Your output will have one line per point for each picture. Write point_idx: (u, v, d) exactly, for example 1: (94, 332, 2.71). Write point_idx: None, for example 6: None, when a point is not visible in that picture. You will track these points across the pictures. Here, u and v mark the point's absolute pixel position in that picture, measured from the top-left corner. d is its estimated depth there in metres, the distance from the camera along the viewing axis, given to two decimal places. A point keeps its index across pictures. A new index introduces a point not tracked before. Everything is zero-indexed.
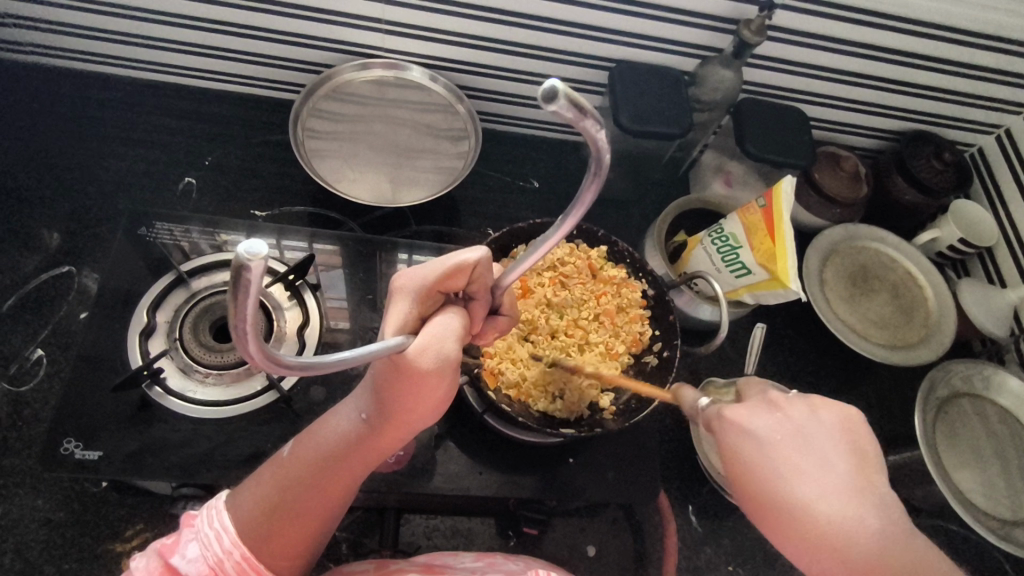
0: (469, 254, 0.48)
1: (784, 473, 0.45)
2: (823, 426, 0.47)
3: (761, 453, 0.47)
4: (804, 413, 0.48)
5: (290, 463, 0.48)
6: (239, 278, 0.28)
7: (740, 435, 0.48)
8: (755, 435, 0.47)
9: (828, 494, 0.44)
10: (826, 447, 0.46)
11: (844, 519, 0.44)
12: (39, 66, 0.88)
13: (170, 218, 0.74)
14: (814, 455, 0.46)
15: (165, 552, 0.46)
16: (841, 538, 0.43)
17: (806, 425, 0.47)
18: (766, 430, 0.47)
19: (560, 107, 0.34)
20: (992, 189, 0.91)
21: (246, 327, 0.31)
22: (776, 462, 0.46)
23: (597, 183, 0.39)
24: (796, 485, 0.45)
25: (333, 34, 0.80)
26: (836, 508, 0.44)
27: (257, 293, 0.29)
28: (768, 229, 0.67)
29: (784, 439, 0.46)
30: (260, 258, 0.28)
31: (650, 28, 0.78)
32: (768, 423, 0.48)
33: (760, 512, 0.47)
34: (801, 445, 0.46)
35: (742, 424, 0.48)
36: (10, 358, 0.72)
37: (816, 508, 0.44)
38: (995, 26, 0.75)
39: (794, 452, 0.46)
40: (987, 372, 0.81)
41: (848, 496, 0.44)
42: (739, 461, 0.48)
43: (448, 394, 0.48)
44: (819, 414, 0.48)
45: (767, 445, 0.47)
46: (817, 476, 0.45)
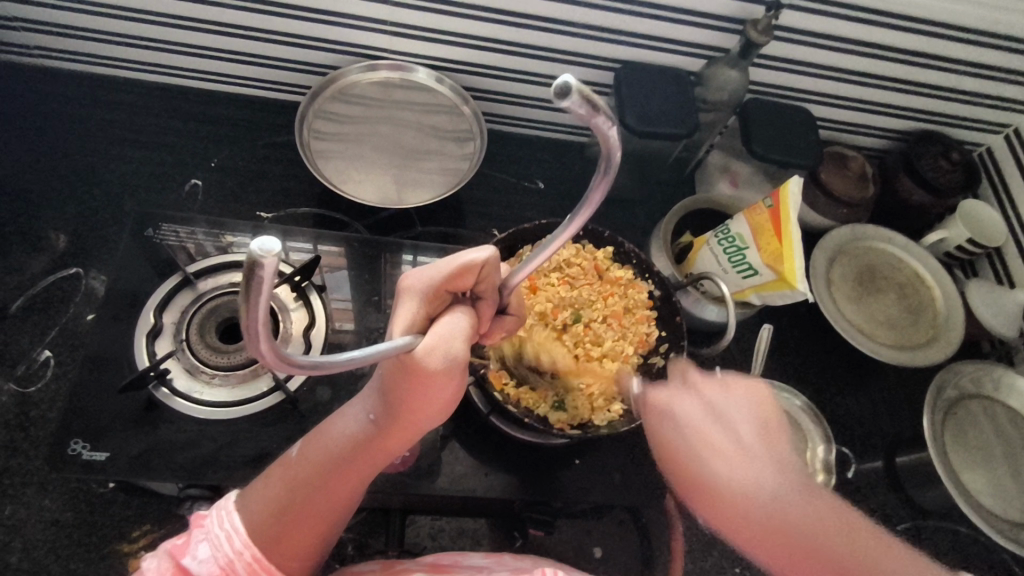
0: (477, 254, 0.48)
1: (703, 446, 0.48)
2: (729, 396, 0.50)
3: (686, 430, 0.49)
4: (719, 392, 0.50)
5: (298, 464, 0.48)
6: (251, 276, 0.28)
7: (665, 415, 0.51)
8: (676, 412, 0.50)
9: (743, 462, 0.46)
10: (738, 420, 0.49)
11: (759, 485, 0.45)
12: (47, 69, 0.88)
13: (176, 219, 0.74)
14: (727, 427, 0.48)
15: (177, 553, 0.46)
16: (759, 503, 0.44)
17: (720, 404, 0.50)
18: (687, 409, 0.50)
19: (573, 103, 0.34)
20: (1000, 189, 0.91)
21: (257, 326, 0.31)
22: (696, 437, 0.48)
23: (607, 182, 0.39)
24: (713, 456, 0.47)
25: (339, 37, 0.81)
26: (751, 476, 0.46)
27: (269, 294, 0.29)
28: (775, 229, 0.66)
29: (701, 413, 0.49)
30: (273, 256, 0.28)
31: (655, 28, 0.78)
32: (690, 404, 0.50)
33: (687, 487, 0.48)
34: (716, 419, 0.49)
35: (668, 406, 0.51)
36: (18, 358, 0.72)
37: (733, 474, 0.46)
38: (1002, 25, 0.74)
39: (710, 426, 0.49)
40: (996, 373, 0.80)
41: (760, 465, 0.46)
42: (666, 441, 0.50)
43: (457, 393, 0.48)
44: (732, 389, 0.51)
45: (686, 418, 0.50)
46: (732, 447, 0.47)
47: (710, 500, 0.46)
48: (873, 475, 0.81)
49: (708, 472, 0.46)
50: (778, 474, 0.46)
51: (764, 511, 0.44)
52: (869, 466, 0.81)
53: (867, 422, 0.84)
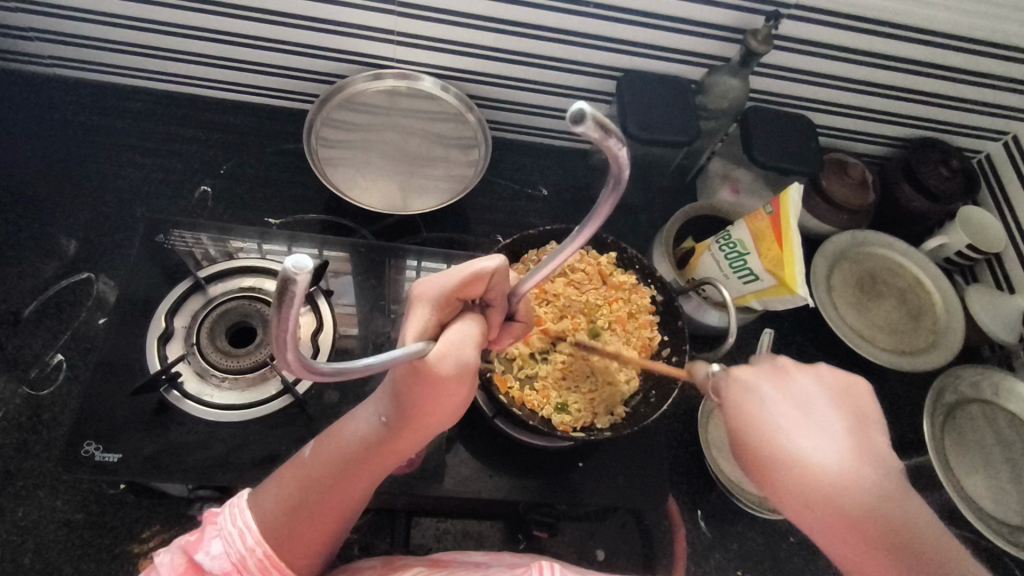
0: (488, 262, 0.49)
1: (790, 427, 0.45)
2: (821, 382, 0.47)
3: (771, 411, 0.46)
4: (810, 378, 0.47)
5: (311, 464, 0.49)
6: (284, 291, 0.30)
7: (742, 392, 0.47)
8: (759, 392, 0.47)
9: (839, 447, 0.44)
10: (823, 408, 0.45)
11: (850, 475, 0.43)
12: (60, 77, 0.90)
13: (186, 225, 0.75)
14: (809, 414, 0.45)
15: (189, 549, 0.47)
16: (843, 492, 0.42)
17: (806, 389, 0.47)
18: (772, 391, 0.47)
19: (587, 128, 0.34)
20: (999, 195, 0.92)
21: (286, 337, 0.32)
22: (773, 419, 0.45)
23: (615, 198, 0.40)
24: (791, 439, 0.44)
25: (346, 46, 0.82)
26: (843, 463, 0.43)
27: (300, 307, 0.31)
28: (777, 236, 0.67)
29: (789, 398, 0.46)
30: (305, 273, 0.29)
31: (658, 38, 0.79)
32: (771, 386, 0.47)
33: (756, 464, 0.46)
34: (803, 405, 0.46)
35: (748, 384, 0.47)
36: (31, 361, 0.73)
37: (821, 458, 0.43)
38: (999, 34, 0.75)
39: (796, 411, 0.45)
40: (995, 378, 0.81)
41: (851, 452, 0.43)
42: (738, 416, 0.47)
43: (466, 399, 0.49)
44: (819, 377, 0.47)
45: (770, 400, 0.46)
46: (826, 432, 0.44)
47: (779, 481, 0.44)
48: None
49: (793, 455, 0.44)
50: (873, 468, 0.43)
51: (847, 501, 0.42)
52: None
53: None
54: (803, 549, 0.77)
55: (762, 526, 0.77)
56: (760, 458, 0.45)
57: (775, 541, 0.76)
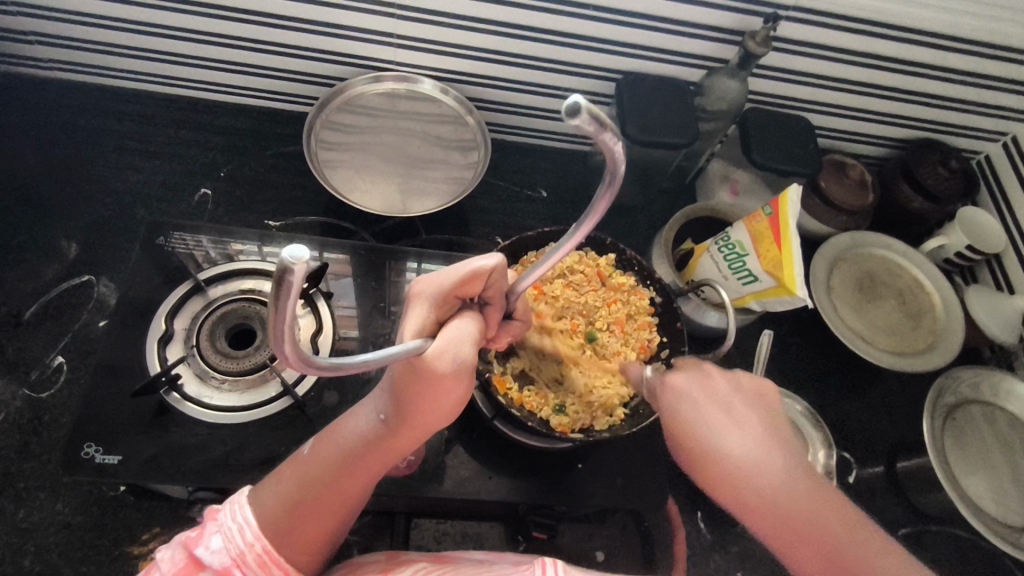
0: (486, 260, 0.49)
1: (710, 428, 0.48)
2: (741, 387, 0.51)
3: (696, 415, 0.49)
4: (731, 384, 0.50)
5: (310, 461, 0.50)
6: (281, 280, 0.30)
7: (673, 398, 0.51)
8: (689, 396, 0.50)
9: (757, 444, 0.47)
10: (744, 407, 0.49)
11: (763, 470, 0.46)
12: (61, 81, 0.90)
13: (186, 228, 0.76)
14: (735, 411, 0.49)
15: (190, 544, 0.47)
16: (764, 483, 0.46)
17: (730, 388, 0.50)
18: (700, 393, 0.50)
19: (582, 121, 0.35)
20: (998, 196, 0.91)
21: (283, 327, 0.32)
22: (703, 417, 0.49)
23: (612, 193, 0.40)
24: (717, 435, 0.48)
25: (345, 49, 0.82)
26: (757, 459, 0.47)
27: (297, 297, 0.31)
28: (775, 237, 0.67)
29: (714, 400, 0.49)
30: (303, 262, 0.29)
31: (655, 40, 0.79)
32: (700, 390, 0.50)
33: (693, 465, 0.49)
34: (725, 407, 0.49)
35: (681, 389, 0.51)
36: (31, 364, 0.74)
37: (739, 456, 0.47)
38: (996, 35, 0.75)
39: (718, 412, 0.49)
40: (995, 379, 0.81)
41: (764, 448, 0.47)
42: (674, 420, 0.50)
43: (464, 395, 0.49)
44: (740, 381, 0.51)
45: (696, 403, 0.50)
46: (742, 430, 0.48)
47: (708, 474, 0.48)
48: (874, 479, 0.81)
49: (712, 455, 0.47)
50: (787, 459, 0.47)
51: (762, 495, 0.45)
52: (870, 471, 0.82)
53: (868, 427, 0.84)
54: None
55: None
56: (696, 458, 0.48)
57: None
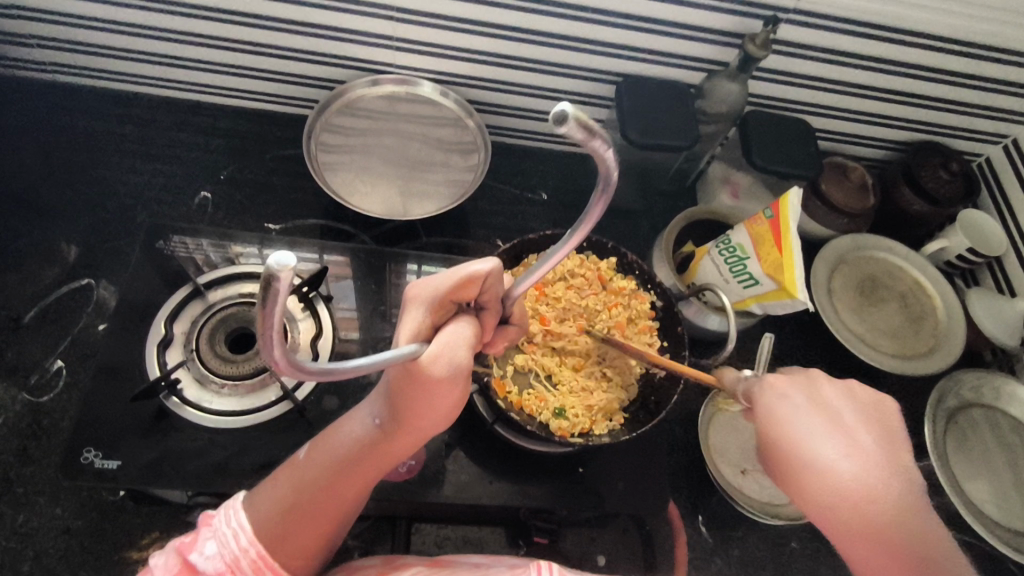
0: (481, 265, 0.49)
1: (810, 429, 0.48)
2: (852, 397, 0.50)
3: (801, 415, 0.49)
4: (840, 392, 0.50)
5: (307, 465, 0.50)
6: (267, 287, 0.29)
7: (774, 397, 0.51)
8: (790, 397, 0.50)
9: (850, 453, 0.46)
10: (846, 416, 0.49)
11: (856, 474, 0.45)
12: (60, 84, 0.90)
13: (186, 231, 0.76)
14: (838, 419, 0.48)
15: (184, 550, 0.47)
16: (850, 486, 0.45)
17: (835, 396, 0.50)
18: (801, 397, 0.50)
19: (570, 129, 0.34)
20: (999, 199, 0.91)
21: (271, 334, 0.32)
22: (797, 416, 0.49)
23: (605, 200, 0.40)
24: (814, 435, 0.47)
25: (345, 52, 0.82)
26: (858, 464, 0.45)
27: (284, 304, 0.30)
28: (776, 241, 0.67)
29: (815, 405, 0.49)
30: (289, 269, 0.29)
31: (656, 42, 0.79)
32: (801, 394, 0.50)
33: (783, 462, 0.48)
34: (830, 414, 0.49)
35: (782, 390, 0.51)
36: (31, 368, 0.73)
37: (834, 458, 0.46)
38: (997, 37, 0.75)
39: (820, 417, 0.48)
40: (998, 383, 0.80)
41: (863, 456, 0.46)
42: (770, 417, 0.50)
43: (461, 399, 0.49)
44: (851, 392, 0.50)
45: (803, 407, 0.49)
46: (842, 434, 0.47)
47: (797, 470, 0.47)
48: None
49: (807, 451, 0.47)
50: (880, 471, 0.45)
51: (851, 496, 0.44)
52: None
53: None
54: (804, 554, 0.76)
55: (763, 531, 0.76)
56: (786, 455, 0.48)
57: (776, 546, 0.76)
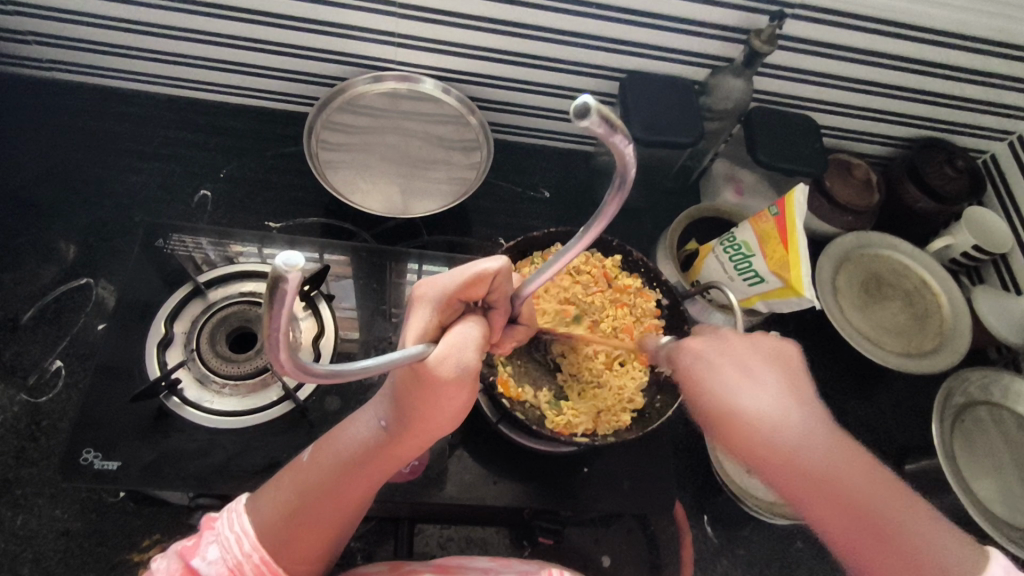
0: (489, 264, 0.48)
1: (733, 386, 0.45)
2: (758, 343, 0.48)
3: (717, 377, 0.46)
4: (744, 340, 0.48)
5: (310, 468, 0.49)
6: (275, 288, 0.29)
7: (689, 362, 0.48)
8: (705, 360, 0.47)
9: (774, 400, 0.44)
10: (762, 365, 0.46)
11: (794, 427, 0.43)
12: (57, 81, 0.89)
13: (185, 230, 0.75)
14: (750, 367, 0.46)
15: (186, 554, 0.46)
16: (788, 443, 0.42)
17: (747, 346, 0.48)
18: (715, 356, 0.47)
19: (592, 123, 0.33)
20: (1005, 195, 0.91)
21: (278, 337, 0.31)
22: (714, 375, 0.46)
23: (620, 197, 0.39)
24: (736, 394, 0.45)
25: (346, 48, 0.81)
26: (787, 414, 0.44)
27: (293, 305, 0.30)
28: (782, 237, 0.67)
29: (728, 360, 0.47)
30: (297, 270, 0.28)
31: (659, 38, 0.78)
32: (716, 352, 0.48)
33: (714, 429, 0.46)
34: (744, 366, 0.46)
35: (697, 355, 0.48)
36: (30, 368, 0.73)
37: (764, 414, 0.44)
38: (1001, 32, 0.75)
39: (740, 372, 0.46)
40: (1005, 381, 0.80)
41: (791, 405, 0.44)
42: (689, 384, 0.48)
43: (468, 401, 0.48)
44: (756, 338, 0.48)
45: (717, 366, 0.47)
46: (763, 384, 0.45)
47: (730, 436, 0.44)
48: None
49: (737, 416, 0.44)
50: (807, 416, 0.44)
51: (793, 454, 0.42)
52: None
53: (875, 429, 0.84)
54: (809, 554, 0.76)
55: (768, 531, 0.76)
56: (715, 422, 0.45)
57: (782, 547, 0.75)
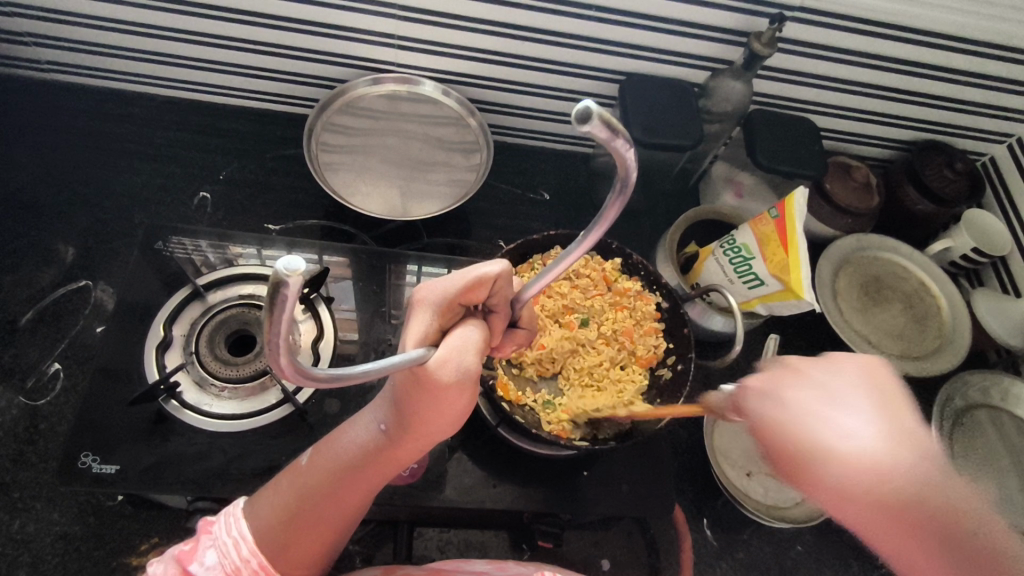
0: (490, 268, 0.48)
1: (822, 425, 0.39)
2: (844, 368, 0.41)
3: (798, 412, 0.39)
4: (824, 366, 0.41)
5: (308, 472, 0.48)
6: (275, 293, 0.28)
7: (759, 398, 0.42)
8: (778, 396, 0.41)
9: (874, 440, 0.38)
10: (848, 396, 0.40)
11: (901, 467, 0.37)
12: (56, 83, 0.89)
13: (184, 232, 0.75)
14: (836, 401, 0.40)
15: (183, 560, 0.46)
16: (894, 489, 0.36)
17: (826, 374, 0.41)
18: (791, 390, 0.41)
19: (594, 128, 0.33)
20: (1005, 198, 0.91)
21: (277, 341, 0.30)
22: (796, 413, 0.40)
23: (622, 202, 0.38)
24: (828, 435, 0.38)
25: (346, 50, 0.81)
26: (890, 454, 0.37)
27: (293, 311, 0.29)
28: (781, 241, 0.66)
29: (810, 393, 0.40)
30: (298, 275, 0.28)
31: (659, 40, 0.78)
32: (793, 384, 0.41)
33: (797, 476, 0.39)
34: (829, 397, 0.40)
35: (768, 389, 0.41)
36: (28, 371, 0.72)
37: (862, 455, 0.37)
38: (1001, 36, 0.75)
39: (825, 405, 0.39)
40: (1005, 384, 0.80)
41: (894, 440, 0.38)
42: (762, 424, 0.41)
43: (468, 405, 0.48)
44: (835, 363, 0.41)
45: (794, 399, 0.40)
46: (856, 418, 0.39)
47: (819, 482, 0.38)
48: None
49: (829, 461, 0.37)
50: (914, 452, 0.37)
51: (901, 502, 0.36)
52: None
53: None
54: (809, 557, 0.76)
55: (768, 534, 0.76)
56: (800, 468, 0.39)
57: (781, 550, 0.75)
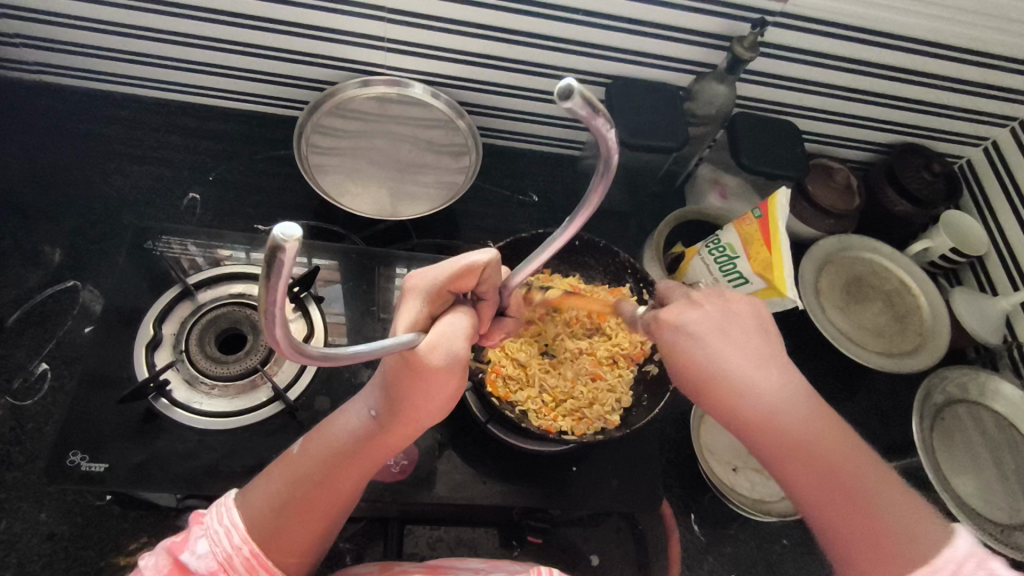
0: (479, 255, 0.48)
1: (707, 349, 0.48)
2: (740, 306, 0.50)
3: (696, 345, 0.48)
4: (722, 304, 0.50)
5: (300, 460, 0.49)
6: (271, 261, 0.29)
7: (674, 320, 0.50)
8: (684, 321, 0.50)
9: (743, 365, 0.47)
10: (740, 325, 0.49)
11: (764, 386, 0.46)
12: (45, 84, 0.89)
13: (174, 232, 0.75)
14: (729, 328, 0.49)
15: (175, 550, 0.46)
16: (756, 402, 0.46)
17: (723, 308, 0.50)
18: (692, 317, 0.50)
19: (574, 105, 0.34)
20: (981, 201, 0.93)
21: (274, 310, 0.31)
22: (695, 334, 0.49)
23: (606, 185, 0.39)
24: (710, 353, 0.48)
25: (338, 54, 0.82)
26: (752, 374, 0.47)
27: (289, 280, 0.30)
28: (765, 239, 0.68)
29: (705, 322, 0.49)
30: (294, 241, 0.28)
31: (644, 45, 0.80)
32: (695, 315, 0.50)
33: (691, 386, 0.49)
34: (724, 331, 0.49)
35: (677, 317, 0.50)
36: (15, 372, 0.72)
37: (734, 375, 0.47)
38: (976, 42, 0.77)
39: (718, 337, 0.48)
40: (981, 379, 0.82)
41: (759, 366, 0.47)
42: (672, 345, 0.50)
43: (457, 390, 0.49)
44: (732, 302, 0.51)
45: (696, 335, 0.49)
46: (735, 348, 0.48)
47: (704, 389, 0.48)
48: None
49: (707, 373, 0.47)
50: (776, 376, 0.47)
51: (767, 411, 0.45)
52: None
53: (858, 427, 0.85)
54: (795, 552, 0.76)
55: (753, 529, 0.77)
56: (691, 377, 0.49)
57: (768, 545, 0.76)
